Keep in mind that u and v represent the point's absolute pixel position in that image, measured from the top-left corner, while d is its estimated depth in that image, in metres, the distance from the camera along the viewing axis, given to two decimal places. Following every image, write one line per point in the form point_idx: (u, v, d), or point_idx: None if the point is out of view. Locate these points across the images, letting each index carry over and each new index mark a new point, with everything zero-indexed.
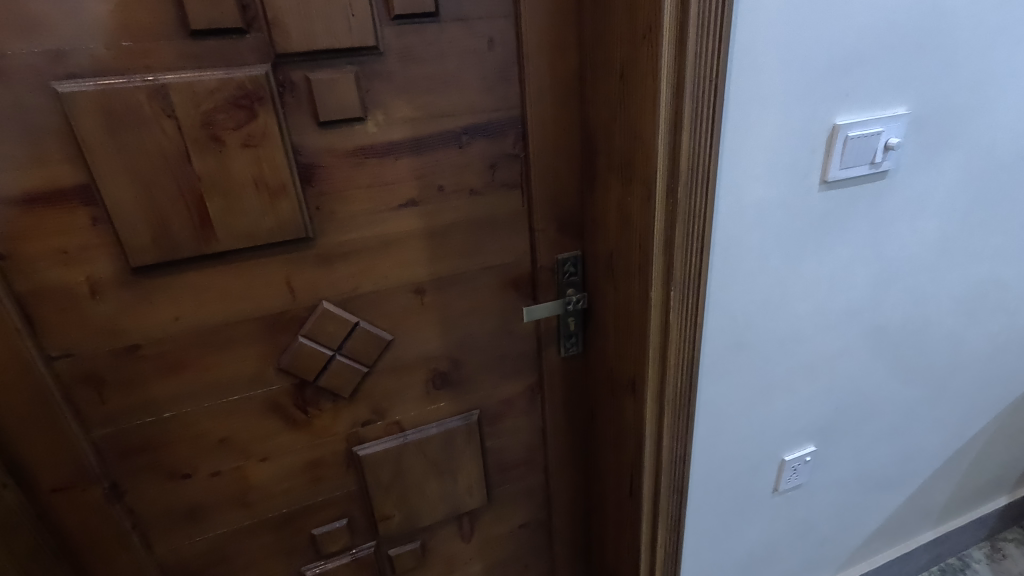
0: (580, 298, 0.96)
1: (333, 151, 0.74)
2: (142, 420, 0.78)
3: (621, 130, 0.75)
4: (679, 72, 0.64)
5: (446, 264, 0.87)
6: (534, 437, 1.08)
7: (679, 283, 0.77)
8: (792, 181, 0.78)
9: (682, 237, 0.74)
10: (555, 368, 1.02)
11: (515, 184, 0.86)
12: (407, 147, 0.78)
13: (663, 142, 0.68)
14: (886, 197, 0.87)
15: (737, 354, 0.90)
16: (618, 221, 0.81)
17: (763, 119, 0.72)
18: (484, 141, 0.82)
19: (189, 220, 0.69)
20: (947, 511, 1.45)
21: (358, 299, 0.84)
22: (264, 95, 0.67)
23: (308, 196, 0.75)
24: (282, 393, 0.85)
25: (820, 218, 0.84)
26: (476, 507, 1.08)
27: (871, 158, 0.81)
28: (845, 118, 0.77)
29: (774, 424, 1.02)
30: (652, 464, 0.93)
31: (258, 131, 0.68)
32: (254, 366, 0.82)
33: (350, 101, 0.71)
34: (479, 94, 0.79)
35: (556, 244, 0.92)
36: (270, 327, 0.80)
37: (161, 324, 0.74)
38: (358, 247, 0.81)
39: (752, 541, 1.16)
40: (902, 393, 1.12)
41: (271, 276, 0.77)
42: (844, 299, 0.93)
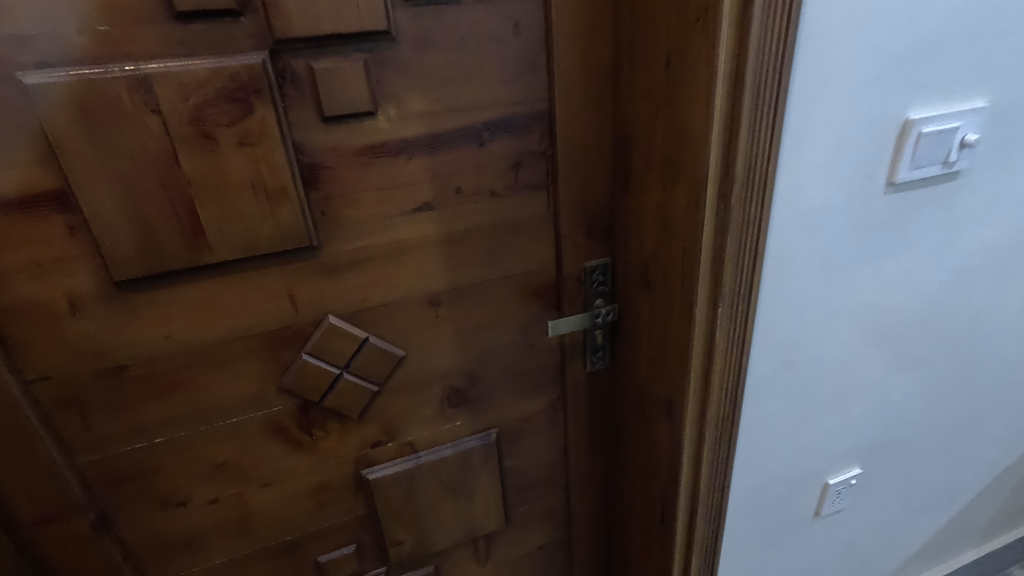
0: (609, 310, 0.87)
1: (339, 150, 0.66)
2: (132, 445, 0.71)
3: (664, 126, 0.66)
4: (739, 59, 0.55)
5: (464, 273, 0.79)
6: (555, 455, 1.00)
7: (727, 298, 0.69)
8: (855, 183, 0.70)
9: (733, 247, 0.65)
10: (579, 383, 0.94)
11: (540, 185, 0.78)
12: (422, 144, 0.69)
13: (717, 141, 0.59)
14: (955, 200, 0.77)
15: (784, 372, 0.82)
16: (657, 227, 0.72)
17: (829, 113, 0.63)
18: (507, 137, 0.73)
19: (179, 229, 0.62)
20: (991, 529, 1.36)
21: (368, 312, 0.76)
22: (261, 86, 0.59)
23: (312, 200, 0.67)
24: (285, 414, 0.78)
25: (884, 223, 0.75)
26: (493, 530, 1.01)
27: (945, 157, 0.71)
28: (919, 111, 0.68)
29: (819, 446, 0.93)
30: (688, 491, 0.85)
31: (255, 128, 0.60)
32: (254, 386, 0.74)
33: (358, 93, 0.63)
34: (503, 85, 0.70)
35: (584, 251, 0.84)
36: (271, 344, 0.73)
37: (150, 341, 0.67)
38: (368, 255, 0.73)
39: (790, 566, 1.08)
40: (956, 410, 1.03)
41: (272, 288, 0.70)
42: (903, 310, 0.85)
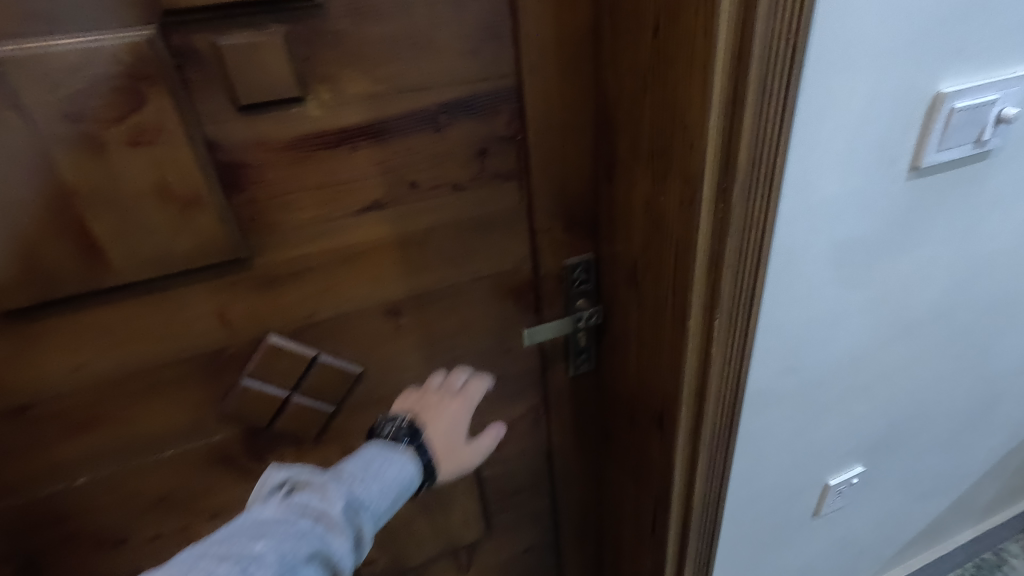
0: (593, 311, 0.78)
1: (265, 144, 0.55)
2: (50, 489, 0.63)
3: (654, 106, 0.55)
4: (745, 26, 0.44)
5: (426, 277, 0.69)
6: (538, 461, 0.93)
7: (726, 309, 0.60)
8: (875, 168, 0.60)
9: (734, 251, 0.56)
10: (562, 388, 0.86)
11: (511, 174, 0.67)
12: (366, 133, 0.58)
13: (715, 128, 0.49)
14: (985, 182, 0.68)
15: (787, 378, 0.74)
16: (646, 224, 0.63)
17: (849, 90, 0.53)
18: (469, 121, 0.62)
19: (68, 249, 0.51)
20: (989, 508, 1.32)
21: (316, 327, 0.66)
22: (153, 71, 0.47)
23: (236, 204, 0.57)
24: (230, 442, 0.69)
25: (904, 212, 0.65)
26: (474, 540, 0.95)
27: (978, 135, 0.61)
28: (954, 83, 0.57)
29: (822, 448, 0.87)
30: (681, 505, 0.78)
31: (152, 122, 0.49)
32: (189, 415, 0.65)
33: (281, 75, 0.52)
34: (461, 59, 0.59)
35: (563, 247, 0.74)
36: (204, 369, 0.63)
37: (55, 375, 0.57)
38: (311, 264, 0.63)
39: (787, 563, 1.03)
40: (965, 400, 0.97)
41: (198, 308, 0.60)
42: (918, 304, 0.76)
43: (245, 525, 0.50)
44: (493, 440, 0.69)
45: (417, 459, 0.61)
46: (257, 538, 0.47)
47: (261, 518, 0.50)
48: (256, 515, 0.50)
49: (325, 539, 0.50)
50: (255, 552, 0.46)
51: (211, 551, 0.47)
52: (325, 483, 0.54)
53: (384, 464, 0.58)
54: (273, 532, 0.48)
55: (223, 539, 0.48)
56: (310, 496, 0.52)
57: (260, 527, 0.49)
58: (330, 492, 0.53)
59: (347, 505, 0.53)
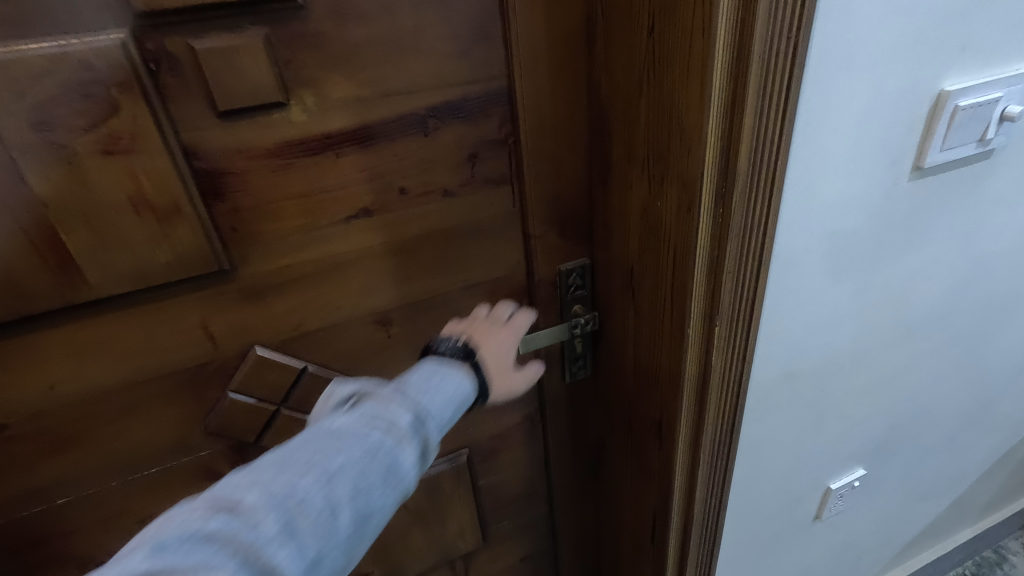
0: (589, 317, 0.77)
1: (246, 151, 0.53)
2: (29, 511, 0.60)
3: (650, 108, 0.54)
4: (746, 26, 0.43)
5: (418, 285, 0.67)
6: (535, 468, 0.91)
7: (726, 316, 0.58)
8: (877, 170, 0.58)
9: (734, 257, 0.54)
10: (559, 395, 0.84)
11: (503, 178, 0.65)
12: (352, 138, 0.56)
13: (714, 130, 0.47)
14: (987, 181, 0.66)
15: (787, 383, 0.72)
16: (643, 229, 0.61)
17: (851, 89, 0.51)
18: (460, 124, 0.60)
19: (41, 264, 0.49)
20: (988, 506, 1.31)
21: (304, 338, 0.64)
22: (125, 77, 0.45)
23: (217, 214, 0.54)
24: (216, 457, 0.67)
25: (905, 213, 0.64)
26: (471, 550, 0.93)
27: (981, 134, 0.60)
28: (958, 81, 0.55)
29: (823, 453, 0.85)
30: (680, 514, 0.77)
31: (125, 130, 0.47)
32: (174, 431, 0.63)
33: (261, 79, 0.50)
34: (450, 61, 0.57)
35: (557, 252, 0.72)
36: (188, 383, 0.61)
37: (31, 394, 0.55)
38: (297, 274, 0.61)
39: (788, 568, 1.02)
40: (966, 401, 0.95)
41: (179, 321, 0.58)
42: (919, 306, 0.75)
43: (318, 433, 0.46)
44: (535, 377, 0.65)
45: (476, 374, 0.57)
46: (334, 449, 0.44)
47: (327, 429, 0.46)
48: (327, 424, 0.47)
49: (399, 450, 0.46)
50: (334, 463, 0.43)
51: (288, 458, 0.43)
52: (395, 393, 0.50)
53: (444, 378, 0.54)
54: (348, 443, 0.45)
55: (297, 445, 0.45)
56: (380, 408, 0.48)
57: (334, 437, 0.45)
58: (400, 403, 0.49)
59: (417, 416, 0.49)
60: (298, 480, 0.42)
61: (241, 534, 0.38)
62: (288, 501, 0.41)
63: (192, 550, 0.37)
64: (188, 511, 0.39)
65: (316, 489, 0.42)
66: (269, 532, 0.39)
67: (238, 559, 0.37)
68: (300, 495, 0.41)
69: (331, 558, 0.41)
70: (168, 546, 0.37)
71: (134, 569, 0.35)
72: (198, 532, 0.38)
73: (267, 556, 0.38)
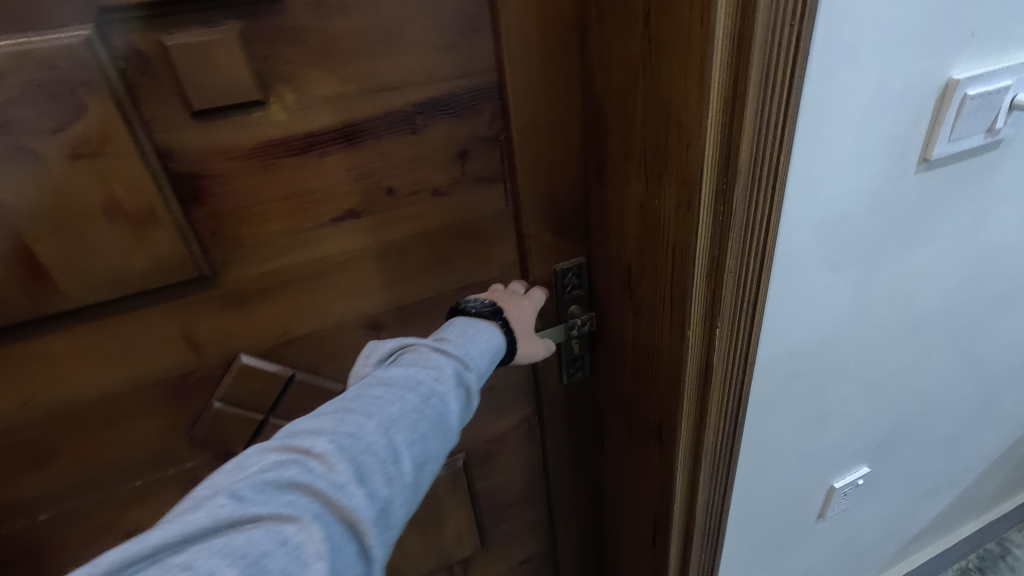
0: (586, 318, 0.75)
1: (225, 153, 0.51)
2: (9, 528, 0.58)
3: (647, 101, 0.51)
4: (746, 13, 0.40)
5: (408, 288, 0.65)
6: (533, 471, 0.90)
7: (727, 318, 0.56)
8: (882, 162, 0.56)
9: (736, 257, 0.52)
10: (556, 397, 0.82)
11: (495, 176, 0.63)
12: (336, 137, 0.54)
13: (713, 125, 0.45)
14: (996, 171, 0.64)
15: (790, 383, 0.70)
16: (641, 227, 0.59)
17: (856, 79, 0.49)
18: (449, 120, 0.58)
19: (10, 275, 0.46)
20: (992, 499, 1.30)
21: (291, 345, 0.62)
22: (92, 76, 0.43)
23: (196, 218, 0.52)
24: (204, 468, 0.65)
25: (912, 206, 0.61)
26: (469, 554, 0.92)
27: (990, 123, 0.58)
28: (967, 69, 0.53)
29: (827, 452, 0.84)
30: (682, 517, 0.75)
31: (95, 132, 0.44)
32: (158, 443, 0.61)
33: (237, 77, 0.47)
34: (437, 55, 0.54)
35: (552, 251, 0.70)
36: (171, 393, 0.59)
37: (6, 410, 0.53)
38: (282, 279, 0.59)
39: (791, 566, 1.01)
40: (971, 396, 0.94)
41: (160, 330, 0.56)
42: (926, 301, 0.73)
43: (367, 387, 0.50)
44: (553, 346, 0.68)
45: (502, 328, 0.62)
46: (390, 400, 0.47)
47: (375, 381, 0.50)
48: (375, 380, 0.50)
49: (444, 401, 0.50)
50: (391, 411, 0.47)
51: (345, 410, 0.47)
52: (432, 353, 0.54)
53: (475, 332, 0.59)
54: (399, 394, 0.48)
55: (350, 400, 0.48)
56: (422, 365, 0.52)
57: (385, 389, 0.49)
58: (439, 361, 0.53)
59: (457, 371, 0.53)
60: (360, 428, 0.45)
61: (317, 478, 0.41)
62: (354, 448, 0.44)
63: (275, 495, 0.39)
64: (259, 459, 0.42)
65: (378, 436, 0.45)
66: (342, 478, 0.42)
67: (318, 499, 0.40)
68: (365, 441, 0.44)
69: (397, 502, 0.44)
70: (251, 492, 0.39)
71: (222, 510, 0.37)
72: (276, 477, 0.40)
73: (343, 499, 0.41)
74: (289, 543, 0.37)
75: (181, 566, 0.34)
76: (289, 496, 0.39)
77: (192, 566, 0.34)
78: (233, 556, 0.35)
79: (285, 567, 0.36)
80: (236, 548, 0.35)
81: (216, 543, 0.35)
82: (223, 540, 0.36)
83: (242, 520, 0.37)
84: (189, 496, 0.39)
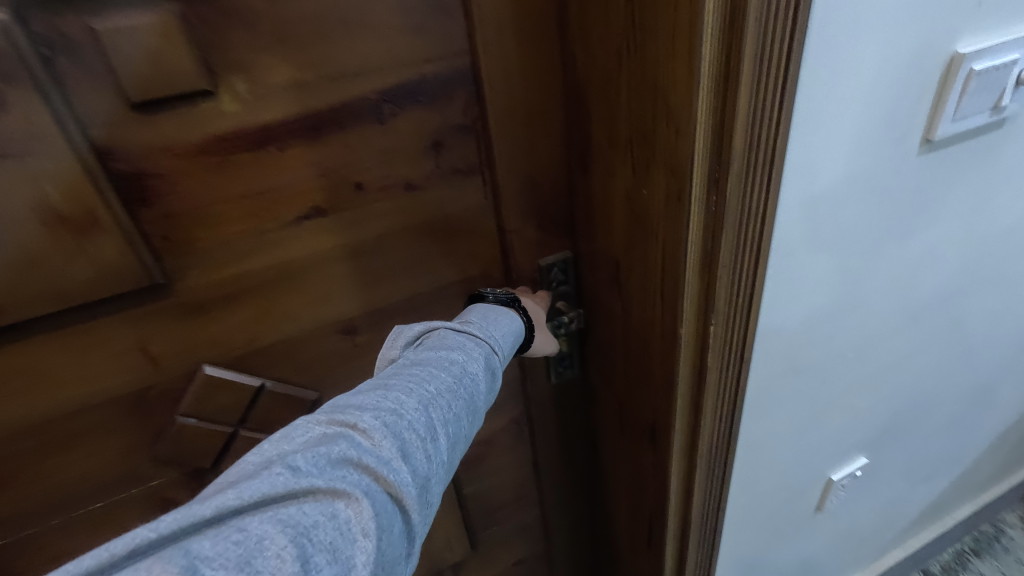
0: (574, 315, 0.71)
1: (172, 149, 0.46)
2: None
3: (633, 84, 0.48)
4: None
5: (383, 289, 0.61)
6: (524, 472, 0.86)
7: (722, 315, 0.53)
8: (884, 145, 0.53)
9: (729, 251, 0.48)
10: (546, 396, 0.79)
11: (472, 167, 0.59)
12: (297, 130, 0.50)
13: (704, 108, 0.42)
14: (999, 151, 0.61)
15: (788, 377, 0.68)
16: (628, 219, 0.56)
17: (857, 56, 0.45)
18: (419, 109, 0.54)
19: None
20: (987, 482, 1.29)
21: (259, 354, 0.58)
22: (10, 67, 0.38)
23: (145, 221, 0.48)
24: (171, 486, 0.61)
25: (913, 191, 0.58)
26: (460, 559, 0.89)
27: (995, 101, 0.54)
28: (973, 43, 0.50)
29: (825, 445, 0.81)
30: (677, 518, 0.72)
31: (19, 129, 0.40)
32: (119, 462, 0.57)
33: (179, 64, 0.43)
34: (404, 37, 0.50)
35: (536, 246, 0.66)
36: (129, 409, 0.55)
37: None
38: (246, 285, 0.54)
39: (789, 559, 0.99)
40: (969, 382, 0.92)
41: (113, 342, 0.51)
42: (926, 288, 0.70)
43: (402, 367, 0.47)
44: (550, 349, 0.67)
45: (522, 316, 0.61)
46: (429, 378, 0.45)
47: (407, 361, 0.48)
48: (408, 360, 0.47)
49: (475, 384, 0.48)
50: (429, 389, 0.44)
51: (383, 386, 0.43)
52: (461, 336, 0.52)
53: (497, 319, 0.57)
54: (435, 373, 0.46)
55: (386, 377, 0.45)
56: (453, 346, 0.50)
57: (421, 368, 0.46)
58: (469, 344, 0.51)
59: (486, 355, 0.52)
60: (403, 404, 0.41)
61: (366, 452, 0.37)
62: (398, 424, 0.40)
63: (326, 468, 0.35)
64: (303, 431, 0.38)
65: (421, 414, 0.42)
66: (389, 453, 0.38)
67: (367, 475, 0.36)
68: (408, 417, 0.41)
69: (434, 483, 0.41)
70: (305, 462, 0.34)
71: (278, 480, 0.33)
72: (327, 450, 0.36)
73: (390, 475, 0.37)
74: (338, 518, 0.33)
75: (234, 531, 0.30)
76: (340, 469, 0.35)
77: (248, 534, 0.30)
78: (288, 525, 0.31)
79: (335, 543, 0.32)
80: (291, 519, 0.32)
81: (274, 511, 0.31)
82: (279, 510, 0.32)
83: (296, 492, 0.33)
84: (235, 465, 0.35)
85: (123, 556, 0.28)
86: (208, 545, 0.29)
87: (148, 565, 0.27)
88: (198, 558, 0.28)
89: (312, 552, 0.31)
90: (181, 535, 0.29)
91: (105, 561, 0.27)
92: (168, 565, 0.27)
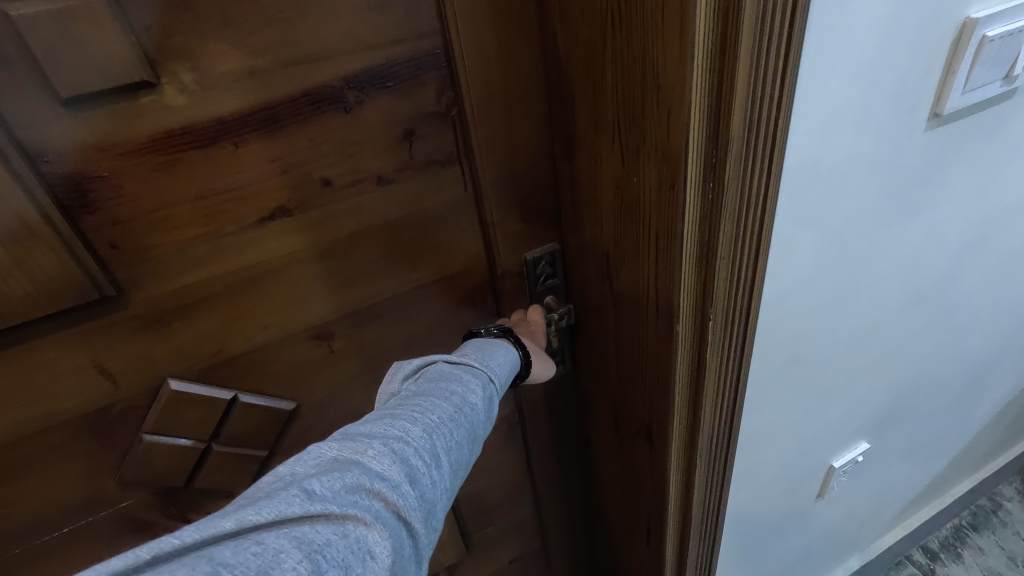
0: (564, 310, 0.68)
1: (113, 148, 0.42)
2: None
3: (619, 62, 0.44)
4: None
5: (359, 290, 0.57)
6: (518, 472, 0.83)
7: (721, 312, 0.50)
8: (888, 121, 0.49)
9: (728, 243, 0.45)
10: (537, 394, 0.76)
11: (449, 157, 0.55)
12: (253, 122, 0.45)
13: (697, 85, 0.38)
14: (1009, 123, 0.57)
15: (788, 367, 0.65)
16: (617, 209, 0.52)
17: (863, 24, 0.41)
18: (388, 96, 0.49)
19: None
20: (985, 457, 1.28)
21: (227, 366, 0.54)
22: None
23: (88, 229, 0.43)
24: (141, 506, 0.57)
25: (919, 168, 0.55)
26: (454, 560, 0.86)
27: (1007, 70, 0.51)
28: (987, 7, 0.46)
29: (826, 433, 0.79)
30: (677, 515, 0.69)
31: None
32: (82, 484, 0.53)
33: (112, 53, 0.38)
34: (366, 18, 0.45)
35: (521, 239, 0.62)
36: (88, 430, 0.51)
37: None
38: (208, 293, 0.50)
39: (788, 545, 0.98)
40: (970, 362, 0.89)
41: (64, 360, 0.47)
42: (929, 270, 0.67)
43: (404, 399, 0.45)
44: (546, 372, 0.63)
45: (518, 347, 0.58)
46: (432, 408, 0.43)
47: (407, 393, 0.46)
48: (410, 393, 0.46)
49: (477, 412, 0.46)
50: (432, 419, 0.42)
51: (388, 416, 0.42)
52: (458, 367, 0.50)
53: (492, 349, 0.55)
54: (436, 403, 0.44)
55: (391, 408, 0.43)
56: (451, 377, 0.48)
57: (424, 398, 0.44)
58: (466, 374, 0.49)
59: (483, 384, 0.49)
60: (408, 432, 0.40)
61: (377, 478, 0.36)
62: (405, 451, 0.39)
63: (341, 492, 0.34)
64: (316, 456, 0.37)
65: (426, 442, 0.40)
66: (397, 479, 0.37)
67: (379, 500, 0.35)
68: (414, 444, 0.39)
69: (438, 509, 0.40)
70: (320, 484, 0.34)
71: (294, 501, 0.32)
72: (341, 476, 0.35)
73: (399, 500, 0.36)
74: (350, 535, 0.32)
75: (254, 543, 0.30)
76: (353, 493, 0.34)
77: (266, 546, 0.30)
78: (302, 542, 0.31)
79: (347, 560, 0.31)
80: (305, 536, 0.31)
81: (293, 530, 0.31)
82: (295, 527, 0.31)
83: (311, 512, 0.32)
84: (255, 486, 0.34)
85: (149, 559, 0.28)
86: (229, 553, 0.29)
87: (173, 569, 0.27)
88: (221, 564, 0.28)
89: (326, 568, 0.31)
90: (204, 544, 0.29)
91: (134, 563, 0.28)
92: (193, 569, 0.27)
